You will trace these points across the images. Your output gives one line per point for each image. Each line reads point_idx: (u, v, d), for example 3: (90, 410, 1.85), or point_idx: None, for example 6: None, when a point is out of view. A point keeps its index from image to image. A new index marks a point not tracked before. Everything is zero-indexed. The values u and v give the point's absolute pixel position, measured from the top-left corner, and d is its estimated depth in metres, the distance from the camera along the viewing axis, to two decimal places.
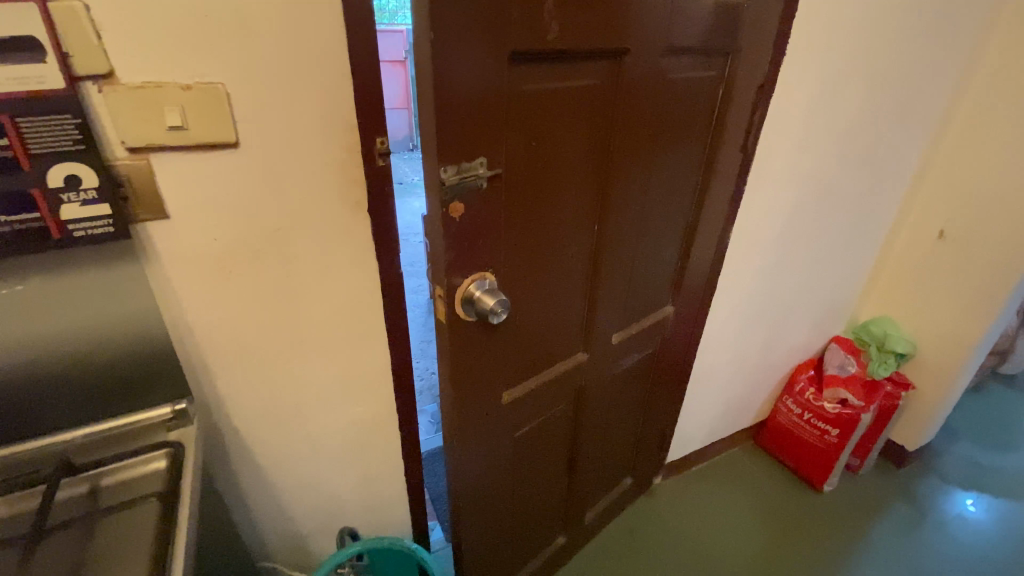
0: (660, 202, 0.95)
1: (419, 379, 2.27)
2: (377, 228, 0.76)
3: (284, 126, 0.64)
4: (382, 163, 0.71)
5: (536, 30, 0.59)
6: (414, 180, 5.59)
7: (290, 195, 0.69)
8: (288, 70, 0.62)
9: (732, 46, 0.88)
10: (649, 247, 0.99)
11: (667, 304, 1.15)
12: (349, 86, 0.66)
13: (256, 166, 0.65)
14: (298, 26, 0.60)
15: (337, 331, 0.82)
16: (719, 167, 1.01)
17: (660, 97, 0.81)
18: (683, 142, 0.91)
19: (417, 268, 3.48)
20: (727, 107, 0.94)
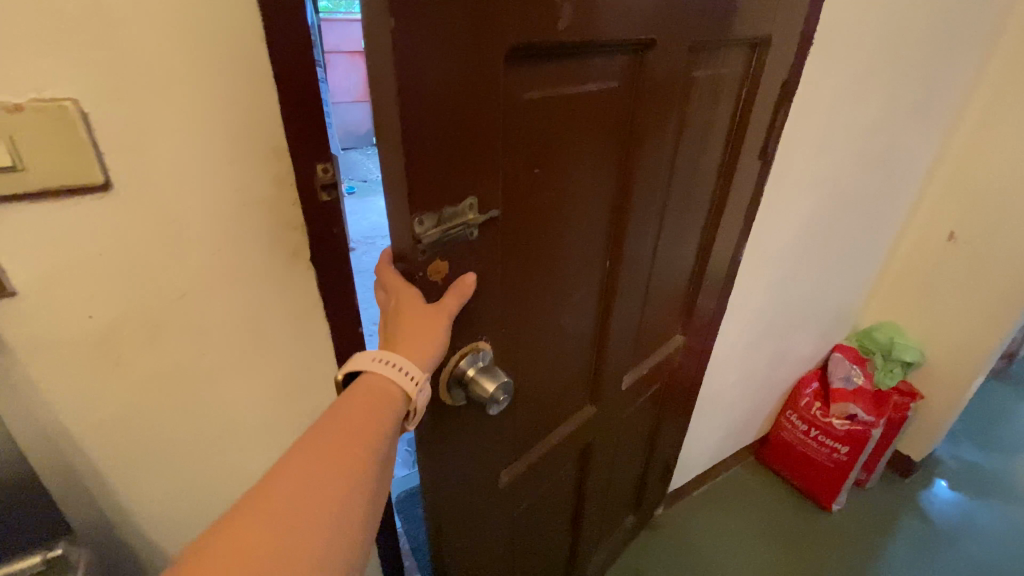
0: (675, 225, 0.79)
1: None
2: (327, 277, 0.59)
3: (184, 157, 0.46)
4: (328, 198, 0.55)
5: (542, 16, 0.42)
6: (378, 179, 5.33)
7: (199, 247, 0.50)
8: (181, 79, 0.44)
9: (762, 36, 0.72)
10: (662, 278, 0.83)
11: (676, 334, 1.01)
12: (273, 98, 0.49)
13: (146, 215, 0.46)
14: (188, 15, 0.42)
15: (283, 403, 0.65)
16: (738, 180, 0.86)
17: (683, 101, 0.65)
18: (703, 153, 0.76)
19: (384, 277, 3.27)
20: (750, 110, 0.78)
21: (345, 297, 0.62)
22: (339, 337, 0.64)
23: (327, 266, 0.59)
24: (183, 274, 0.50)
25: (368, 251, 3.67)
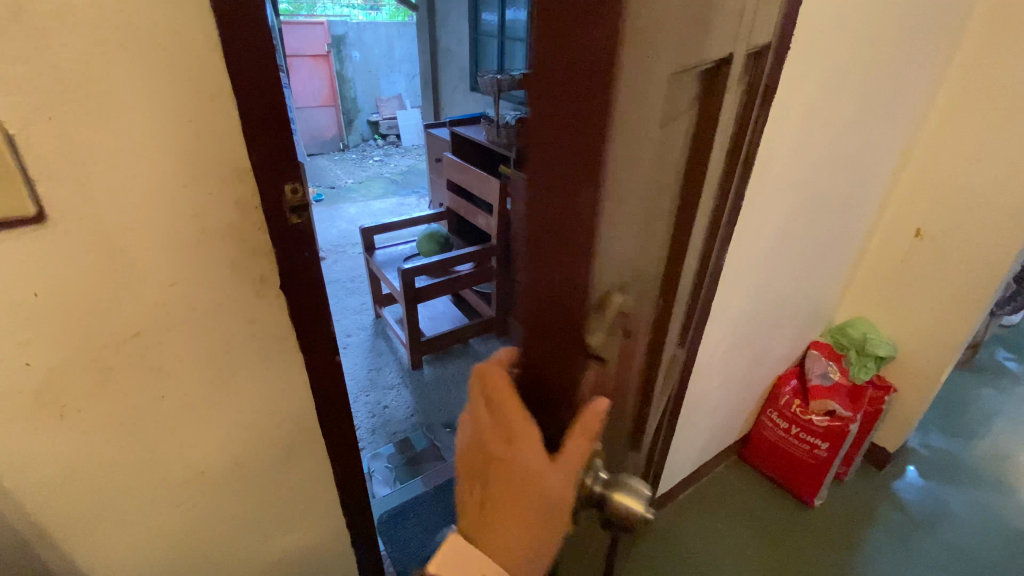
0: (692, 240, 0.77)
1: (369, 420, 2.14)
2: (292, 292, 0.61)
3: (131, 181, 0.48)
4: (299, 220, 0.58)
5: (695, 45, 0.39)
6: (348, 185, 5.23)
7: (148, 267, 0.52)
8: (132, 107, 0.46)
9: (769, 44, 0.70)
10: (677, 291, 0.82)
11: (677, 349, 0.97)
12: (231, 123, 0.51)
13: (103, 238, 0.48)
14: (136, 46, 0.44)
15: (251, 415, 0.67)
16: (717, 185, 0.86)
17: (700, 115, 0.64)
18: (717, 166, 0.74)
19: (358, 286, 3.21)
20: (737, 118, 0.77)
21: (314, 312, 0.64)
22: (305, 348, 0.66)
23: (293, 281, 0.61)
24: (141, 293, 0.52)
25: (341, 259, 3.59)
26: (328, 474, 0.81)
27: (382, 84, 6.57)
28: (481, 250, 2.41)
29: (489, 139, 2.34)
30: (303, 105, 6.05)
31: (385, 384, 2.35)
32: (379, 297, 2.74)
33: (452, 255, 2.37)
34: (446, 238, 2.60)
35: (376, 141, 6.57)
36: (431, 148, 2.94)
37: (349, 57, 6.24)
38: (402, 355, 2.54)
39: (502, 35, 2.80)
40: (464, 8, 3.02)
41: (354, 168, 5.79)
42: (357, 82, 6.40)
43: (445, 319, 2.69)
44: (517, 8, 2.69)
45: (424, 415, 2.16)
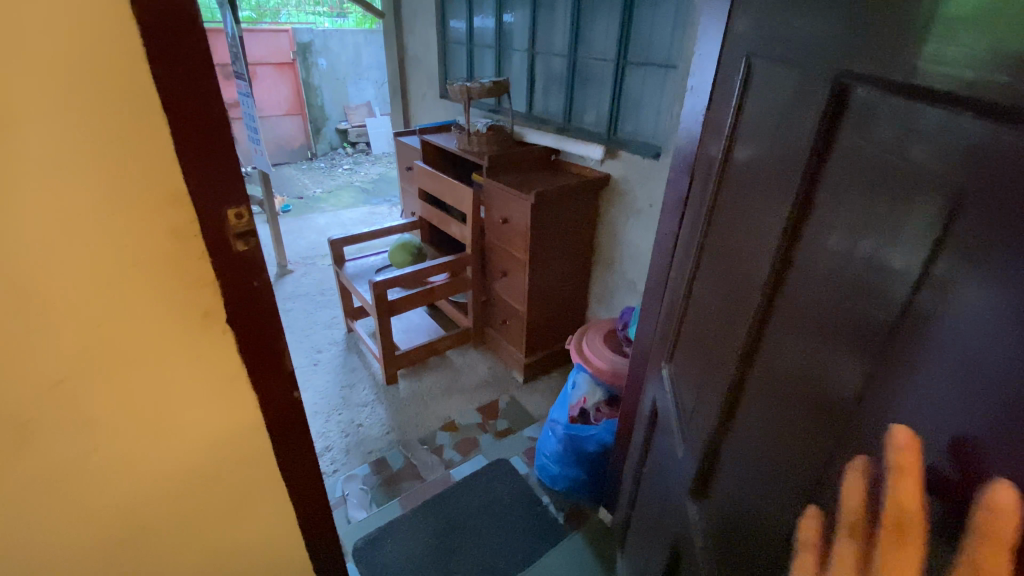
0: (728, 264, 0.70)
1: (342, 440, 2.08)
2: (238, 324, 0.57)
3: (45, 216, 0.44)
4: (244, 247, 0.54)
5: None
6: (317, 196, 5.14)
7: (70, 307, 0.48)
8: (47, 138, 0.42)
9: (751, 53, 0.66)
10: (710, 314, 0.75)
11: (663, 367, 0.95)
12: (164, 150, 0.46)
13: (23, 276, 0.45)
14: (44, 69, 0.41)
15: (198, 454, 0.62)
16: (705, 198, 0.81)
17: (802, 128, 0.54)
18: (747, 184, 0.66)
19: (328, 299, 3.13)
20: (725, 130, 0.73)
21: (267, 343, 0.60)
22: (256, 381, 0.62)
23: (240, 313, 0.57)
24: (62, 333, 0.49)
25: (311, 272, 3.50)
26: (294, 517, 0.76)
27: (349, 92, 6.47)
28: (455, 260, 2.36)
29: (459, 147, 2.30)
30: (269, 114, 5.91)
31: (359, 400, 2.28)
32: (351, 311, 2.66)
33: (425, 266, 2.31)
34: (419, 249, 2.54)
35: (345, 150, 6.46)
36: (401, 157, 2.88)
37: (314, 65, 6.14)
38: (376, 370, 2.47)
39: (470, 41, 2.77)
40: (430, 15, 2.99)
41: (323, 178, 5.68)
42: (323, 90, 6.28)
43: (420, 331, 2.63)
44: (484, 15, 2.66)
45: (401, 432, 2.09)
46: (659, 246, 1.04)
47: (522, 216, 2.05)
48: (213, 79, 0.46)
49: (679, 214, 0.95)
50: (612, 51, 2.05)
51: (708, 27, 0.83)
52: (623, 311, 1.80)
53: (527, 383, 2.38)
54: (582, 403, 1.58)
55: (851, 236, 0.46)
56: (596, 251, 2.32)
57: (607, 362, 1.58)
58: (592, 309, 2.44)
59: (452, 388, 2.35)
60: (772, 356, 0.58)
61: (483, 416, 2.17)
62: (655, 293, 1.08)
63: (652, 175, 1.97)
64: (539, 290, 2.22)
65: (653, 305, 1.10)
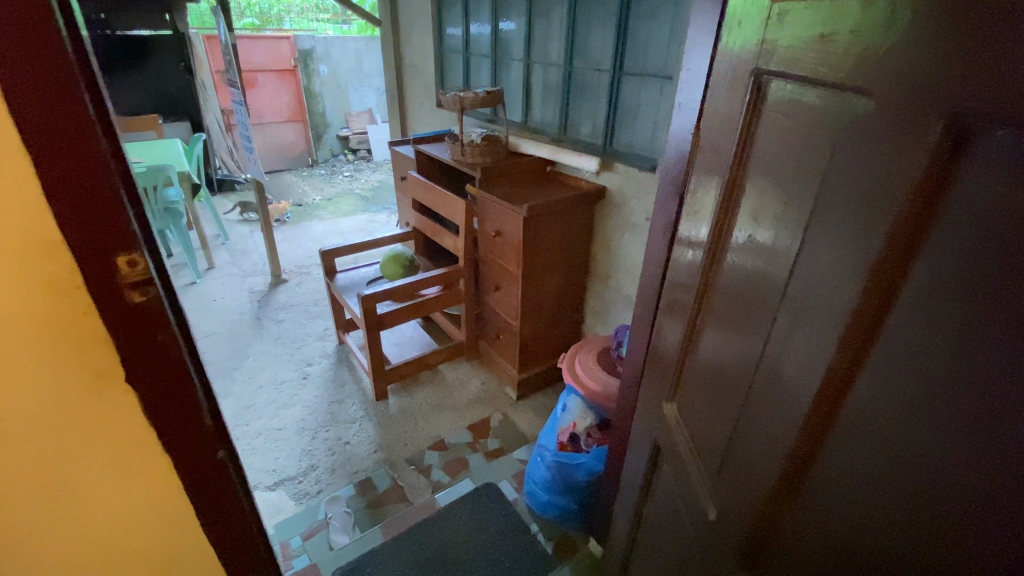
0: (755, 314, 0.60)
1: (326, 459, 2.02)
2: (139, 382, 0.49)
3: None
4: (142, 298, 0.46)
5: None
6: (317, 203, 5.11)
7: None
8: None
9: (759, 67, 0.59)
10: (727, 358, 0.66)
11: (668, 404, 0.87)
12: (30, 189, 0.40)
13: None
14: None
15: (113, 519, 0.55)
16: (703, 219, 0.73)
17: (878, 174, 0.41)
18: (772, 224, 0.56)
19: (321, 309, 3.09)
20: (733, 150, 0.65)
21: (180, 403, 0.52)
22: (169, 444, 0.53)
23: (136, 371, 0.49)
24: None
25: (306, 281, 3.46)
26: None
27: (351, 99, 6.46)
28: (447, 272, 2.31)
29: (453, 157, 2.25)
30: (270, 121, 5.91)
31: (346, 417, 2.22)
32: (342, 323, 2.61)
33: (417, 279, 2.25)
34: (411, 260, 2.47)
35: (346, 157, 6.43)
36: (396, 166, 2.84)
37: (316, 72, 6.13)
38: (366, 385, 2.40)
39: (467, 49, 2.73)
40: (427, 23, 2.95)
41: (322, 185, 5.66)
42: (325, 97, 6.27)
43: (413, 344, 2.57)
44: (480, 22, 2.61)
45: (388, 452, 2.03)
46: (648, 270, 0.98)
47: (515, 229, 1.99)
48: (89, 104, 0.39)
49: (671, 236, 0.89)
50: (609, 60, 1.99)
51: (698, 37, 0.77)
52: (617, 329, 1.74)
53: (521, 400, 2.31)
54: (572, 428, 1.51)
55: (1002, 305, 0.33)
56: (592, 264, 2.26)
57: (600, 384, 1.51)
58: (588, 323, 2.38)
59: (443, 404, 2.28)
60: (857, 461, 0.45)
61: (473, 435, 2.10)
62: (645, 318, 1.02)
63: (649, 188, 1.91)
64: (533, 305, 2.16)
65: (643, 331, 1.04)
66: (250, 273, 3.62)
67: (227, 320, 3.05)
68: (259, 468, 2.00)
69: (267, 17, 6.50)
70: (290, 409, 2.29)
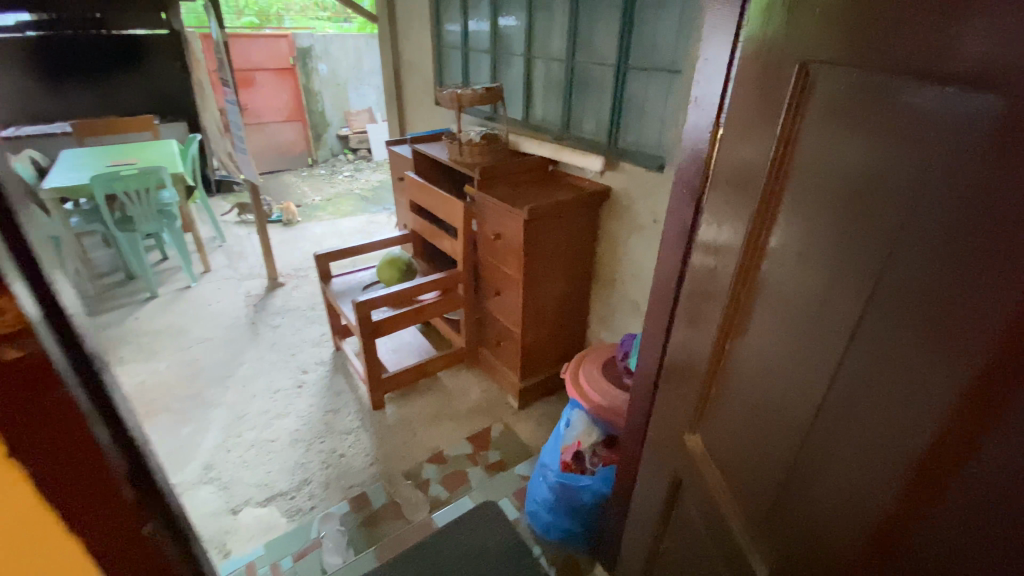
0: (811, 348, 0.51)
1: (321, 472, 1.94)
2: (27, 460, 0.36)
3: None
4: (20, 353, 0.33)
5: None
6: (315, 204, 5.04)
7: None
8: None
9: (807, 59, 0.49)
10: (775, 394, 0.57)
11: (690, 434, 0.78)
12: None
13: None
14: None
15: None
16: (729, 230, 0.64)
17: (1011, 193, 0.32)
18: (832, 244, 0.48)
19: (318, 314, 3.02)
20: (771, 154, 0.55)
21: (92, 476, 0.39)
22: (81, 530, 0.40)
23: (25, 439, 0.36)
24: None
25: (303, 285, 3.38)
26: None
27: (350, 98, 6.38)
28: (446, 276, 2.22)
29: (451, 157, 2.16)
30: (268, 121, 5.83)
31: (342, 427, 2.14)
32: (338, 329, 2.53)
33: (414, 284, 2.17)
34: (408, 264, 2.38)
35: (346, 156, 6.34)
36: (394, 166, 2.75)
37: (315, 70, 6.05)
38: (362, 394, 2.33)
39: (466, 45, 2.63)
40: (425, 18, 2.86)
41: (321, 185, 5.57)
42: (325, 96, 6.19)
43: (411, 351, 2.49)
44: (479, 18, 2.52)
45: (385, 465, 1.95)
46: (658, 283, 0.89)
47: (516, 233, 1.90)
48: None
49: (687, 245, 0.80)
50: (614, 54, 1.89)
51: (716, 21, 0.68)
52: (624, 338, 1.66)
53: (523, 409, 2.23)
54: (577, 446, 1.42)
55: None
56: (597, 268, 2.17)
57: (605, 397, 1.44)
58: (592, 329, 2.29)
59: (442, 414, 2.20)
60: (973, 549, 0.36)
61: (473, 447, 2.02)
62: (655, 333, 0.93)
63: (656, 189, 1.82)
64: (535, 311, 2.08)
65: (654, 348, 0.95)
66: (246, 276, 3.55)
67: (221, 326, 2.98)
68: (249, 482, 1.93)
69: (266, 14, 6.41)
70: (284, 419, 2.21)
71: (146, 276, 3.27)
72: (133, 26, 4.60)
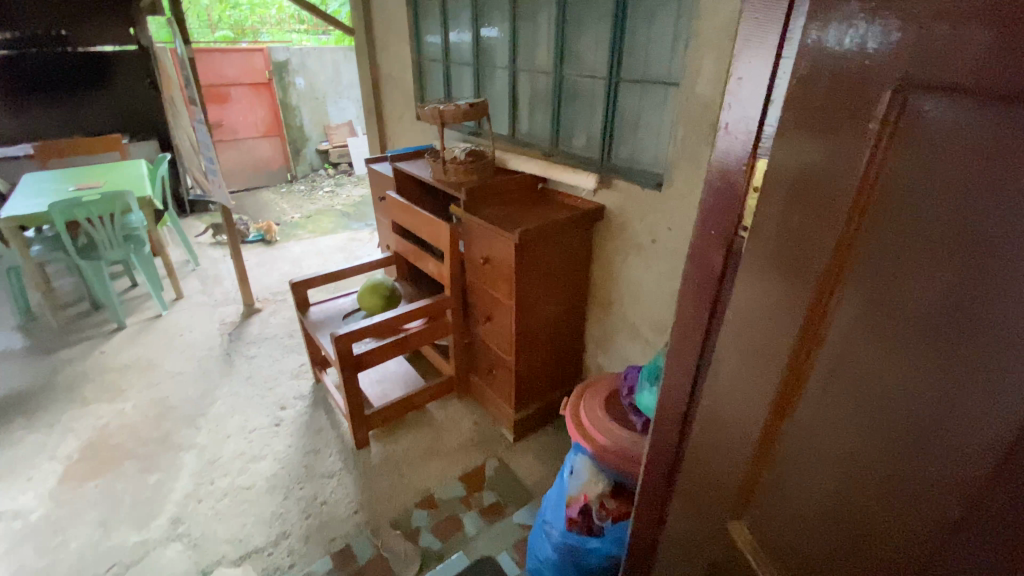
0: (938, 449, 0.41)
1: (310, 521, 1.80)
2: None
3: None
4: None
5: None
6: (294, 221, 4.86)
7: None
8: None
9: (905, 82, 0.39)
10: (865, 493, 0.48)
11: (733, 522, 0.67)
12: None
13: None
14: None
15: None
16: (777, 287, 0.54)
17: None
18: (969, 324, 0.38)
19: (297, 342, 2.86)
20: (847, 202, 0.45)
21: None
22: None
23: None
24: None
25: (281, 311, 3.21)
26: None
27: (329, 112, 6.23)
28: (432, 303, 2.08)
29: (434, 176, 2.02)
30: (244, 137, 5.65)
31: (325, 470, 1.99)
32: (317, 360, 2.37)
33: (399, 312, 2.02)
34: (392, 290, 2.24)
35: (326, 171, 6.17)
36: (373, 185, 2.62)
37: (292, 84, 5.88)
38: (345, 431, 2.17)
39: (447, 58, 2.51)
40: (403, 29, 2.73)
41: (300, 201, 5.40)
42: (303, 110, 6.03)
43: (396, 382, 2.34)
44: (460, 29, 2.41)
45: (373, 513, 1.80)
46: (674, 335, 0.76)
47: (507, 255, 1.77)
48: None
49: (716, 294, 0.67)
50: (604, 66, 1.79)
51: (749, 31, 0.56)
52: (628, 370, 1.53)
53: (518, 442, 2.09)
54: (583, 499, 1.28)
55: None
56: (592, 290, 2.05)
57: (611, 439, 1.33)
58: (589, 354, 2.17)
59: (432, 451, 2.05)
60: None
61: (466, 488, 1.88)
62: (673, 397, 0.79)
63: (654, 208, 1.71)
64: (529, 338, 1.95)
65: (670, 415, 0.80)
66: (220, 302, 3.37)
67: (193, 358, 2.79)
68: (222, 538, 1.76)
69: (240, 28, 6.22)
70: (259, 463, 2.06)
71: (112, 306, 3.06)
72: (101, 42, 4.43)
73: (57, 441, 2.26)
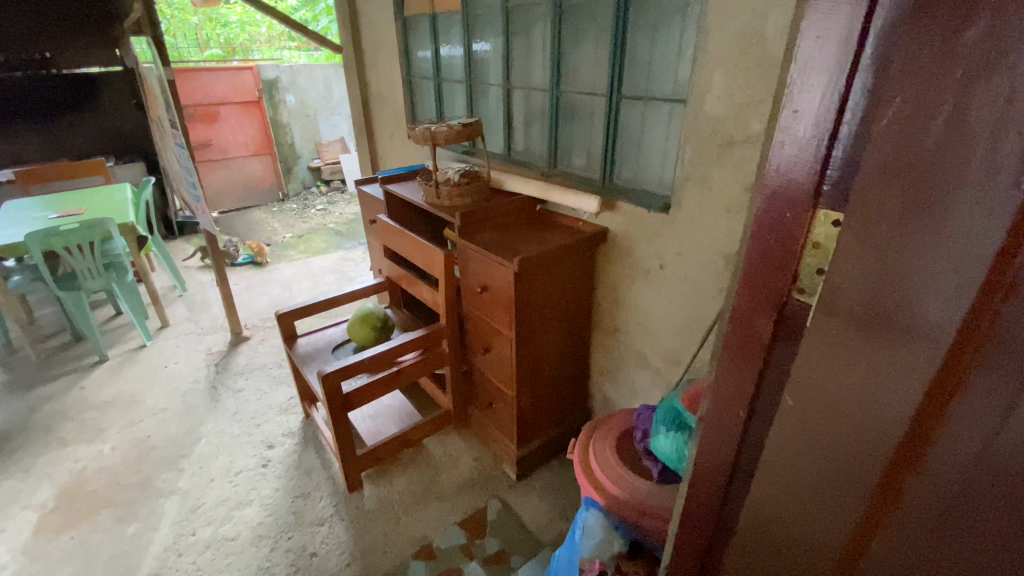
0: None
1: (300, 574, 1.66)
2: None
3: None
4: None
5: None
6: (286, 242, 4.75)
7: None
8: None
9: None
10: None
11: None
12: None
13: None
14: None
15: None
16: (866, 381, 0.44)
17: None
18: None
19: (286, 373, 2.73)
20: (978, 284, 0.37)
21: None
22: None
23: None
24: None
25: (270, 338, 3.09)
26: None
27: (321, 129, 6.14)
28: (427, 333, 1.97)
29: (426, 200, 1.90)
30: (234, 155, 5.55)
31: (315, 517, 1.85)
32: (307, 395, 2.25)
33: (393, 345, 1.90)
34: (384, 319, 2.12)
35: (319, 189, 6.08)
36: (364, 208, 2.51)
37: (283, 102, 5.79)
38: (337, 471, 2.04)
39: (438, 74, 2.41)
40: (392, 46, 2.64)
41: (292, 220, 5.29)
42: (294, 127, 5.94)
43: (390, 417, 2.21)
44: (451, 44, 2.32)
45: (368, 564, 1.67)
46: (707, 406, 0.65)
47: (506, 284, 1.66)
48: None
49: (763, 365, 0.56)
50: (604, 82, 1.69)
51: (808, 48, 0.44)
52: (640, 411, 1.41)
53: (522, 481, 1.96)
54: (598, 564, 1.14)
55: None
56: (596, 317, 1.94)
57: (625, 489, 1.24)
58: (595, 383, 2.05)
59: (429, 493, 1.92)
60: None
61: (468, 536, 1.75)
62: (711, 478, 0.68)
63: (661, 231, 1.60)
64: (531, 371, 1.83)
65: (708, 500, 0.69)
66: (208, 330, 3.24)
67: (178, 392, 2.65)
68: None
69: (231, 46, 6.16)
70: (245, 510, 1.92)
71: (94, 337, 2.92)
72: (86, 64, 4.35)
73: (30, 487, 2.10)
